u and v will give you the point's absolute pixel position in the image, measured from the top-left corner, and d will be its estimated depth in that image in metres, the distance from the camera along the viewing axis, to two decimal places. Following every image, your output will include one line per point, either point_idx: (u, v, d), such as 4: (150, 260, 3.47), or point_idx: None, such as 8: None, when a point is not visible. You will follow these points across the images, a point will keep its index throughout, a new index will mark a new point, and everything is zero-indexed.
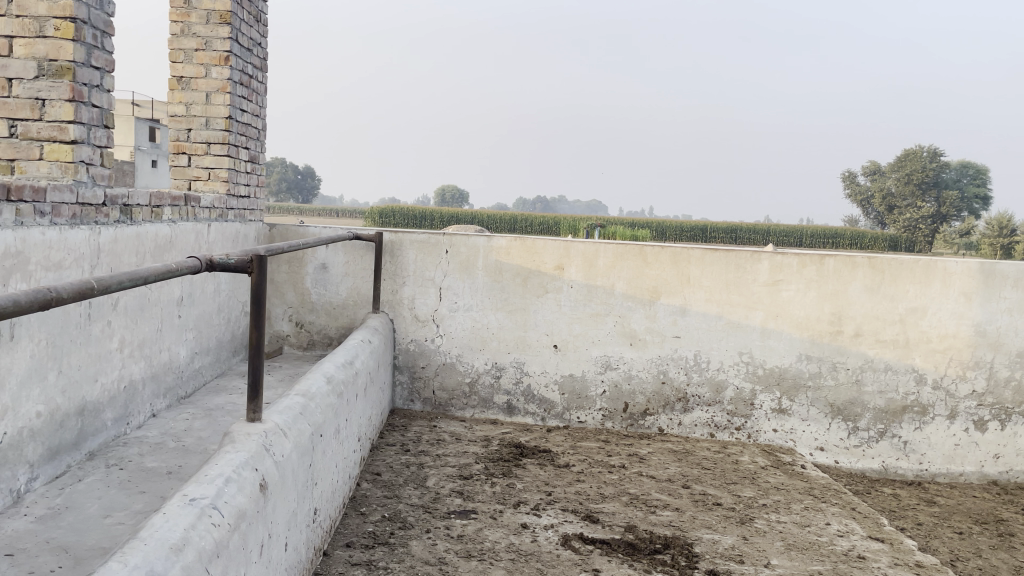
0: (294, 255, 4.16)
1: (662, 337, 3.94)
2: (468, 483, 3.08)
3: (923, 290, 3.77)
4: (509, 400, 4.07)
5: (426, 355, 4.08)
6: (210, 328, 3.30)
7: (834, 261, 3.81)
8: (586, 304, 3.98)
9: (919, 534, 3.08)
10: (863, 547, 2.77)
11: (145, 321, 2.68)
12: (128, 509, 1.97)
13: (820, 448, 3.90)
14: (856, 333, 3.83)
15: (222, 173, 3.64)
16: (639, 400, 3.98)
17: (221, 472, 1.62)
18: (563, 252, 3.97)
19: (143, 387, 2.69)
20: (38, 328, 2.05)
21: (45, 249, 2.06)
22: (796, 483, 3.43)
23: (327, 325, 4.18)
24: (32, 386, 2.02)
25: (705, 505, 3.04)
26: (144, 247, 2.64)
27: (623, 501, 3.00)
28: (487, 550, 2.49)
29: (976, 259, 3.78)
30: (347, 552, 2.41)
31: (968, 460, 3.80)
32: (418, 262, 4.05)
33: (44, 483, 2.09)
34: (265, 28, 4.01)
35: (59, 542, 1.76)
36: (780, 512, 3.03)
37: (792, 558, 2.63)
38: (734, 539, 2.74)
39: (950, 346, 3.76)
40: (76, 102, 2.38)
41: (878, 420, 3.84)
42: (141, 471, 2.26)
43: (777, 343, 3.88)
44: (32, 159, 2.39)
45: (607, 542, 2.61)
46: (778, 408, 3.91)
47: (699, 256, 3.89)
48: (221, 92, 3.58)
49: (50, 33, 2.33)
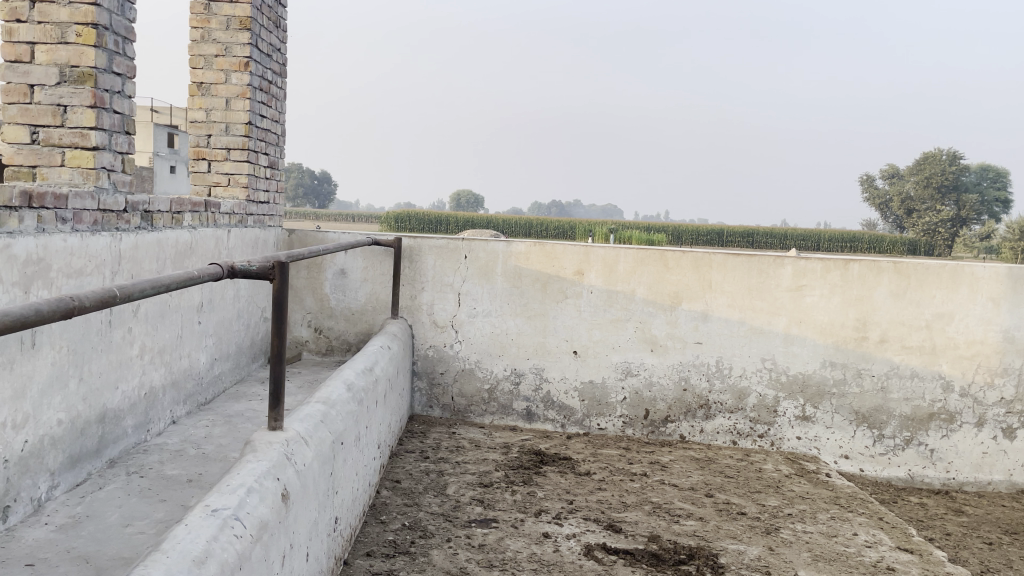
0: (313, 261, 4.15)
1: (684, 343, 3.90)
2: (488, 491, 3.05)
3: (950, 295, 3.71)
4: (529, 406, 4.04)
5: (445, 361, 4.06)
6: (230, 334, 3.28)
7: (858, 266, 3.75)
8: (606, 310, 3.94)
9: (948, 544, 3.02)
10: (892, 559, 2.72)
11: (165, 327, 2.66)
12: (148, 518, 1.95)
13: (845, 456, 3.83)
14: (881, 339, 3.77)
15: (241, 179, 3.63)
16: (660, 407, 3.94)
17: (243, 482, 1.60)
18: (583, 257, 3.93)
19: (163, 394, 2.67)
20: (60, 335, 2.04)
21: (66, 256, 2.05)
22: (821, 492, 3.38)
23: (346, 330, 4.16)
24: (53, 394, 2.01)
25: (729, 514, 3.00)
26: (165, 254, 2.63)
27: (646, 511, 2.96)
28: (509, 560, 2.46)
29: (1004, 264, 3.71)
30: (368, 562, 2.38)
31: (996, 469, 3.73)
32: (437, 268, 4.03)
33: (65, 491, 2.08)
34: (284, 34, 4.00)
35: (80, 552, 1.75)
36: (805, 522, 2.98)
37: (820, 570, 2.57)
38: (760, 550, 2.69)
39: (978, 352, 3.69)
40: (97, 108, 2.37)
41: (904, 428, 3.77)
42: (162, 479, 2.24)
43: (801, 349, 3.83)
44: (54, 166, 2.38)
45: (631, 553, 2.57)
46: (802, 415, 3.85)
47: (721, 261, 3.84)
48: (240, 98, 3.57)
49: (73, 39, 2.33)
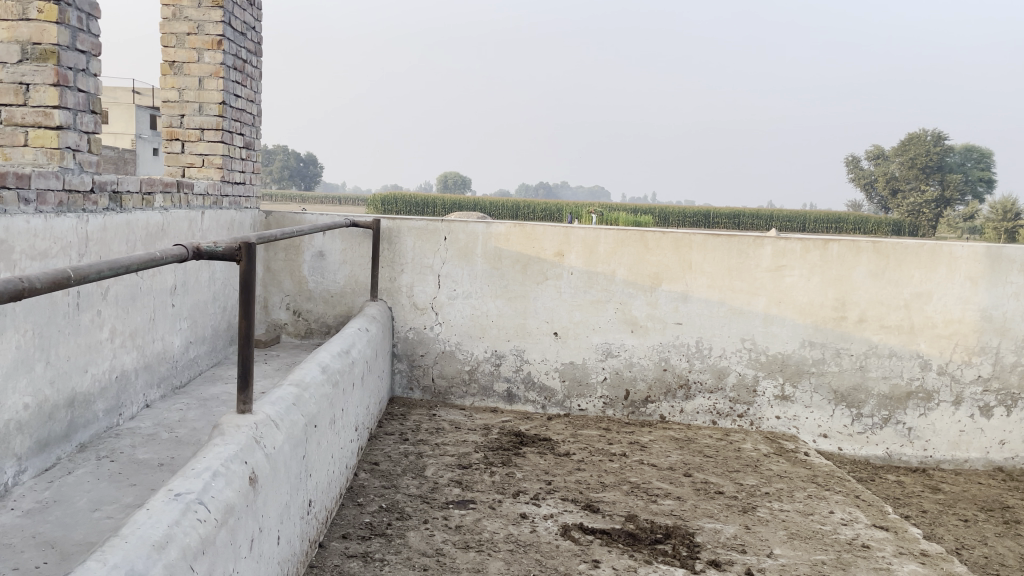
0: (291, 243, 4.11)
1: (664, 324, 3.90)
2: (466, 472, 3.05)
3: (928, 275, 3.71)
4: (509, 387, 4.03)
5: (425, 343, 4.04)
6: (205, 316, 3.25)
7: (838, 246, 3.76)
8: (586, 291, 3.93)
9: (924, 521, 3.04)
10: (867, 536, 2.73)
11: (136, 310, 2.63)
12: (118, 503, 1.93)
13: (823, 435, 3.85)
14: (860, 319, 3.78)
15: (216, 160, 3.58)
16: (640, 387, 3.94)
17: (209, 466, 1.58)
18: (563, 238, 3.92)
19: (135, 377, 2.64)
20: (24, 318, 2.00)
21: (30, 238, 2.01)
22: (799, 470, 3.39)
23: (325, 313, 4.14)
24: (18, 378, 1.98)
25: (707, 493, 3.01)
26: (135, 236, 2.60)
27: (624, 491, 2.96)
28: (485, 541, 2.46)
29: (982, 243, 3.72)
30: (344, 545, 2.37)
31: (973, 446, 3.75)
32: (416, 249, 4.01)
33: (33, 476, 2.05)
34: (259, 12, 3.94)
35: (46, 537, 1.73)
36: (782, 500, 3.00)
37: (796, 547, 2.59)
38: (736, 528, 2.70)
39: (955, 331, 3.71)
40: (60, 87, 2.33)
41: (883, 407, 3.79)
42: (133, 463, 2.22)
43: (780, 329, 3.83)
44: (17, 145, 2.34)
45: (607, 532, 2.58)
46: (781, 395, 3.87)
47: (701, 242, 3.84)
48: (214, 77, 3.51)
49: (34, 16, 2.28)
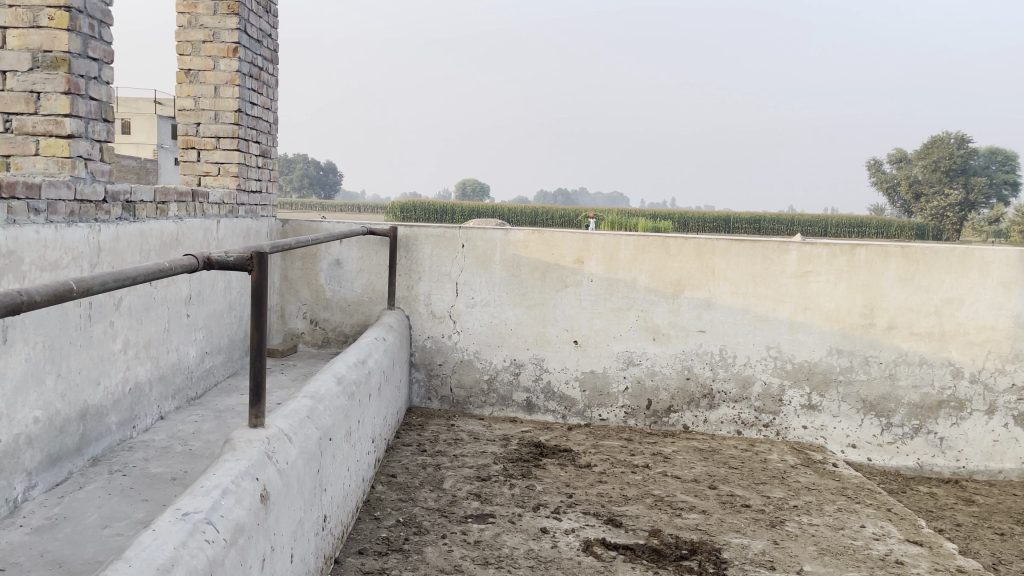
0: (308, 252, 4.08)
1: (686, 332, 3.81)
2: (485, 485, 2.98)
3: (960, 280, 3.61)
4: (529, 397, 3.96)
5: (443, 352, 3.99)
6: (221, 326, 3.22)
7: (865, 252, 3.66)
8: (607, 299, 3.86)
9: (958, 535, 2.93)
10: (901, 551, 2.63)
11: (150, 321, 2.59)
12: (128, 519, 1.88)
13: (851, 445, 3.75)
14: (889, 326, 3.67)
15: (231, 168, 3.55)
16: (663, 396, 3.86)
17: (218, 483, 1.53)
18: (583, 245, 3.85)
19: (149, 389, 2.61)
20: (34, 330, 1.97)
21: (40, 248, 1.98)
22: (828, 482, 3.29)
23: (342, 322, 4.09)
24: (28, 391, 1.94)
25: (733, 506, 2.92)
26: (148, 245, 2.57)
27: (647, 504, 2.89)
28: (505, 557, 2.39)
29: (1016, 247, 3.61)
30: (360, 560, 2.31)
31: (1007, 457, 3.63)
32: (434, 257, 3.96)
33: (44, 491, 2.02)
34: (275, 19, 3.92)
35: (54, 555, 1.68)
36: (811, 514, 2.91)
37: (826, 564, 2.49)
38: (764, 543, 2.62)
39: (988, 338, 3.60)
40: (72, 94, 2.30)
41: (913, 416, 3.68)
42: (146, 477, 2.17)
43: (806, 337, 3.74)
44: (28, 155, 2.32)
45: (631, 548, 2.50)
46: (808, 404, 3.77)
47: (724, 247, 3.75)
48: (229, 84, 3.49)
49: (45, 23, 2.26)
